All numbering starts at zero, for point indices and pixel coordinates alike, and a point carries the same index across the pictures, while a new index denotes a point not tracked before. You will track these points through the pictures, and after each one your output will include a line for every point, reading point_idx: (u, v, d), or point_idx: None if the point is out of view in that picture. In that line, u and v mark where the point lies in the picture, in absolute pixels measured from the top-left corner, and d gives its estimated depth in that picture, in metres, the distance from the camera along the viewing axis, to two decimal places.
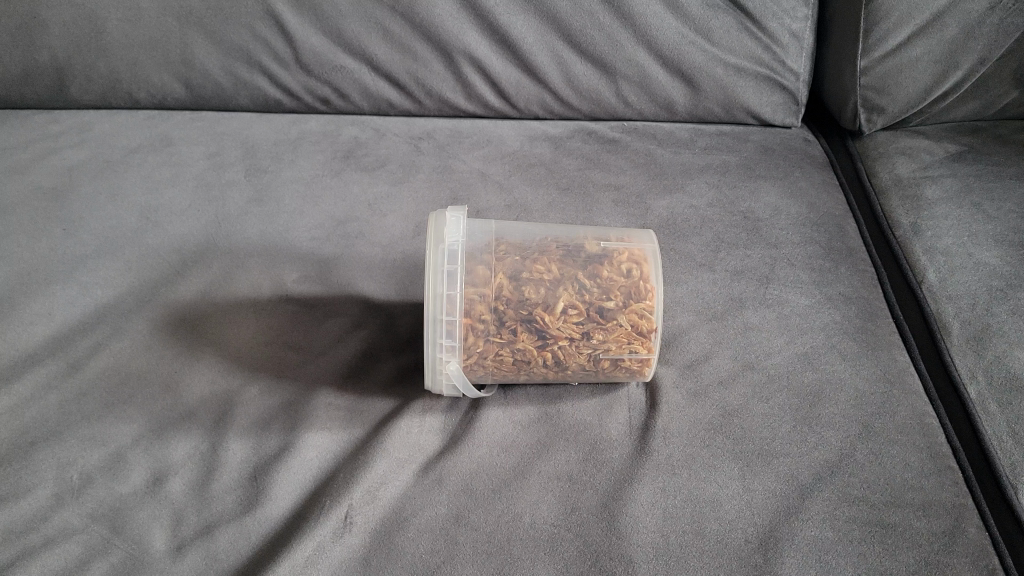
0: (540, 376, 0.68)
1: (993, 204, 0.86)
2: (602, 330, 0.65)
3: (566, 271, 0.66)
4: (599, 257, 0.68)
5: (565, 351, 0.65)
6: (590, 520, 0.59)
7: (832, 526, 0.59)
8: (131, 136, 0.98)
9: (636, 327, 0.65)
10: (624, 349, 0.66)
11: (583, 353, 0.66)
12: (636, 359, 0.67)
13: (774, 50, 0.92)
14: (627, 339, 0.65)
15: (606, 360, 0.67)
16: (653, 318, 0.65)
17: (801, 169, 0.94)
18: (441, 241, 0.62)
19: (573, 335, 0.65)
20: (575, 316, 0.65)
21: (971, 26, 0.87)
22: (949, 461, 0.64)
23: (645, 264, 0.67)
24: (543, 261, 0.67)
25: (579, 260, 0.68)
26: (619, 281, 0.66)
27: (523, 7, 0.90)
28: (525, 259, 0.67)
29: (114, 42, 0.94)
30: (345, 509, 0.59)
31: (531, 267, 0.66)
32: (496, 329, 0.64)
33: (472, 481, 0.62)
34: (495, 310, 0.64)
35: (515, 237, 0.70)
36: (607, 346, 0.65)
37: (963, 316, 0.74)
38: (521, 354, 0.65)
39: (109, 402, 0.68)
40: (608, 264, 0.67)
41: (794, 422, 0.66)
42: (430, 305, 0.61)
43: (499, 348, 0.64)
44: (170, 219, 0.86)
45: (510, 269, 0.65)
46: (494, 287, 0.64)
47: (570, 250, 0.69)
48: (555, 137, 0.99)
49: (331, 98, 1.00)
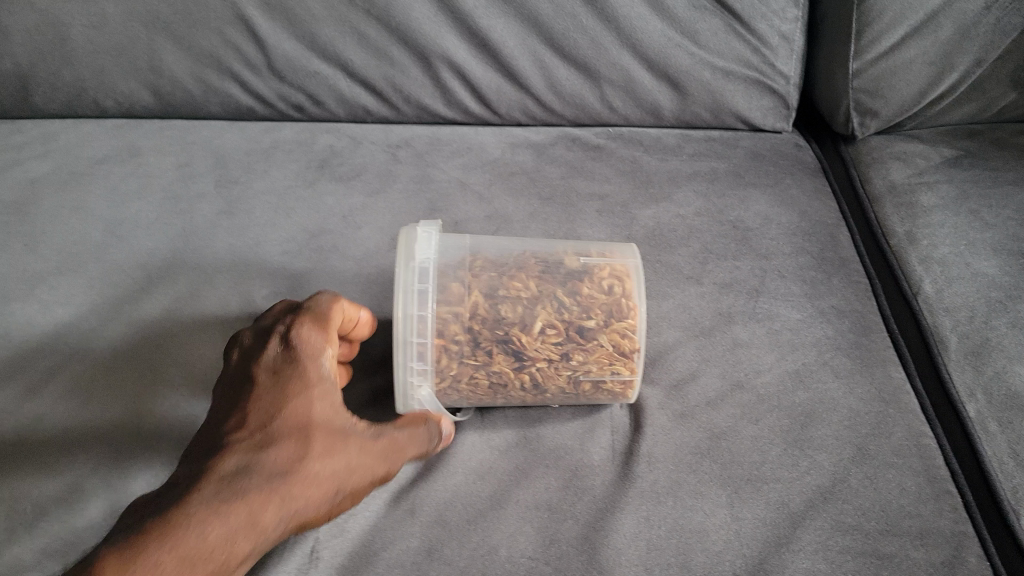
0: (518, 399, 0.65)
1: (991, 211, 0.83)
2: (583, 350, 0.62)
3: (545, 288, 0.64)
4: (579, 272, 0.66)
5: (544, 373, 0.62)
6: (571, 553, 0.57)
7: (826, 557, 0.56)
8: (98, 146, 0.95)
9: (618, 347, 0.62)
10: (606, 371, 0.63)
11: (563, 375, 0.63)
12: (619, 381, 0.63)
13: (762, 53, 0.89)
14: (609, 359, 0.63)
15: (587, 382, 0.63)
16: (636, 338, 0.63)
17: (793, 175, 0.91)
18: (411, 257, 0.59)
19: (552, 356, 0.62)
20: (553, 336, 0.62)
21: (967, 26, 0.84)
22: (948, 485, 0.60)
23: (627, 280, 0.65)
24: (521, 279, 0.65)
25: (559, 277, 0.66)
26: (600, 298, 0.64)
27: (503, 10, 0.87)
28: (501, 277, 0.64)
29: (79, 50, 0.90)
30: (311, 543, 0.57)
31: (507, 285, 0.64)
32: (471, 351, 0.61)
33: (445, 511, 0.59)
34: (470, 330, 0.61)
35: (492, 251, 0.68)
36: (588, 367, 0.63)
37: (961, 329, 0.71)
38: (497, 377, 0.62)
39: (66, 429, 0.64)
40: (589, 281, 0.65)
41: (784, 444, 0.63)
42: (400, 326, 0.57)
43: (474, 371, 0.61)
44: (137, 234, 0.83)
45: (485, 286, 0.63)
46: (470, 306, 0.62)
47: (549, 266, 0.66)
48: (538, 143, 0.96)
49: (306, 105, 0.96)
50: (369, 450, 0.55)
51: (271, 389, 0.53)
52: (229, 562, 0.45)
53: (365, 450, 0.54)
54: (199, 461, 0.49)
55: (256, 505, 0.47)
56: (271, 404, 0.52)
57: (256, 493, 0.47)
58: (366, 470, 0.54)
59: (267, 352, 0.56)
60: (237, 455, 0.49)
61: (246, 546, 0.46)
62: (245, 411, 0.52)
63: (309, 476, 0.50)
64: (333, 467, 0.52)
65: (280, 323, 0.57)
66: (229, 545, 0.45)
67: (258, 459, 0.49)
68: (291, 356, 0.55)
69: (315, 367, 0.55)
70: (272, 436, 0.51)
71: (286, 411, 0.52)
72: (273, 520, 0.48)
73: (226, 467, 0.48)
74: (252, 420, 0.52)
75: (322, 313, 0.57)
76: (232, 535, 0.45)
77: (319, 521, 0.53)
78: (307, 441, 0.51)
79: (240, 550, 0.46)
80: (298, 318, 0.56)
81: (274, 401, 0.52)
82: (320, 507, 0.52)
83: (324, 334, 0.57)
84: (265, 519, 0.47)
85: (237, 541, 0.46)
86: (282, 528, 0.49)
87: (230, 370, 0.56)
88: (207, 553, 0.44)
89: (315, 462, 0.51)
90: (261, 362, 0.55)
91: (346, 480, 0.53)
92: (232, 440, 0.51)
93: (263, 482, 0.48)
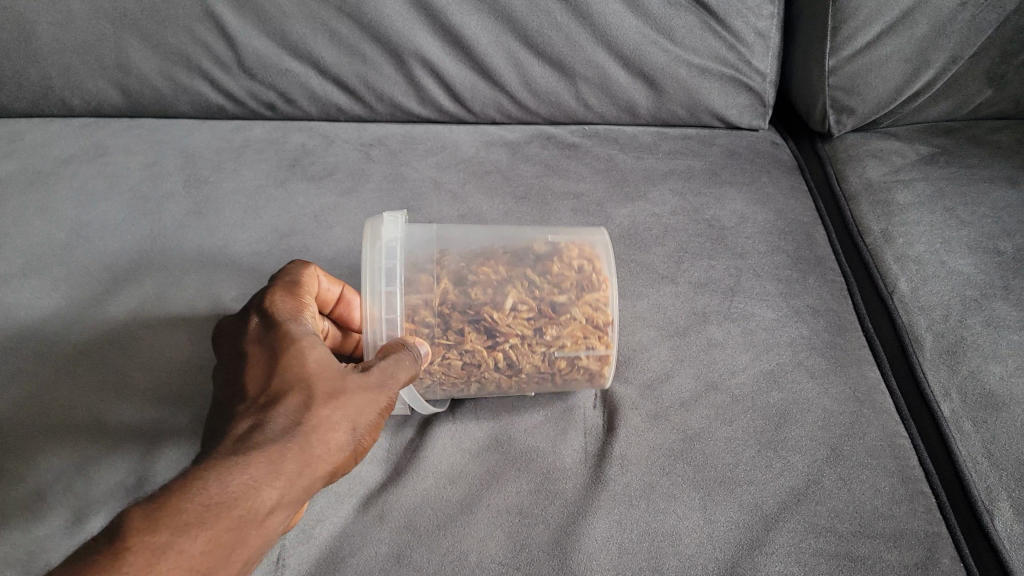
0: (493, 386, 0.63)
1: (966, 209, 0.83)
2: (556, 325, 0.62)
3: (513, 271, 0.64)
4: (548, 254, 0.66)
5: (517, 351, 0.62)
6: (542, 558, 0.56)
7: (799, 560, 0.55)
8: (65, 145, 0.93)
9: (591, 320, 0.63)
10: (580, 345, 0.62)
11: (537, 352, 0.62)
12: (595, 358, 0.63)
13: (738, 50, 0.88)
14: (583, 333, 0.62)
15: (562, 360, 0.63)
16: (609, 311, 0.63)
17: (769, 173, 0.91)
18: (378, 235, 0.58)
19: (525, 332, 0.61)
20: (525, 312, 0.62)
21: (942, 23, 0.84)
22: (922, 486, 0.60)
23: (597, 258, 0.65)
24: (488, 264, 0.64)
25: (528, 259, 0.66)
26: (570, 276, 0.64)
27: (476, 7, 0.86)
28: (469, 263, 0.64)
29: (45, 47, 0.89)
30: (277, 550, 0.56)
31: (476, 269, 0.63)
32: (441, 332, 0.60)
33: (415, 516, 0.58)
34: (439, 311, 0.60)
35: (460, 238, 0.67)
36: (562, 342, 0.62)
37: (936, 328, 0.71)
38: (470, 358, 0.61)
39: (27, 435, 0.63)
40: (558, 261, 0.65)
41: (759, 446, 0.63)
42: (370, 302, 0.57)
43: (446, 353, 0.60)
44: (104, 235, 0.81)
45: (454, 269, 0.63)
46: (439, 288, 0.61)
47: (517, 252, 0.67)
48: (513, 142, 0.95)
49: (278, 103, 0.95)
50: (377, 385, 0.51)
51: (263, 353, 0.52)
52: (258, 510, 0.43)
53: (370, 387, 0.51)
54: (210, 442, 0.47)
55: (275, 451, 0.45)
56: (266, 366, 0.51)
57: (271, 443, 0.45)
58: (377, 404, 0.51)
59: (251, 327, 0.54)
60: (245, 419, 0.47)
61: (275, 494, 0.44)
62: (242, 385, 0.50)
63: (321, 416, 0.48)
64: (342, 404, 0.49)
65: (254, 303, 0.56)
66: (253, 495, 0.43)
67: (268, 412, 0.47)
68: (274, 321, 0.53)
69: (298, 327, 0.53)
70: (277, 391, 0.49)
71: (283, 365, 0.50)
72: (296, 465, 0.45)
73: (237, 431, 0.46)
74: (251, 389, 0.50)
75: (291, 288, 0.58)
76: (252, 484, 0.43)
77: (346, 469, 0.50)
78: (308, 385, 0.49)
79: (265, 497, 0.43)
80: (270, 293, 0.56)
81: (267, 362, 0.51)
82: (342, 448, 0.48)
83: (297, 303, 0.56)
84: (286, 465, 0.45)
85: (260, 489, 0.43)
86: (309, 472, 0.46)
87: (222, 362, 0.55)
88: (228, 505, 0.41)
89: (323, 403, 0.48)
90: (247, 339, 0.54)
91: (359, 416, 0.50)
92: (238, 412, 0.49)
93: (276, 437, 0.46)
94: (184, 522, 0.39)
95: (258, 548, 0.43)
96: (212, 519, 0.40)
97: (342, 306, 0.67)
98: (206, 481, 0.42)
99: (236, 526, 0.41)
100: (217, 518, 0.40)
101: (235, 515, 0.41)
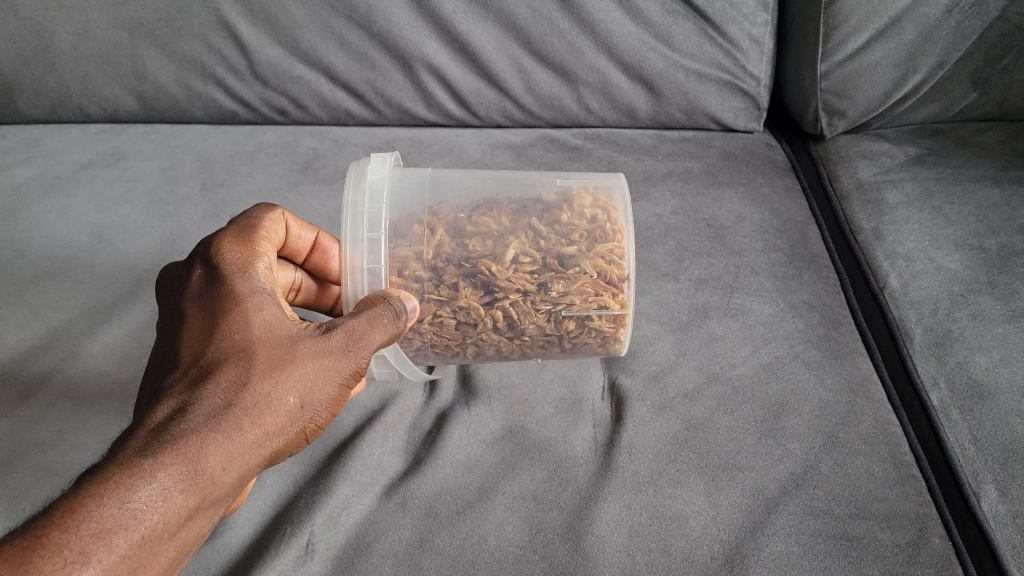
0: (494, 342, 0.66)
1: (953, 208, 0.86)
2: (563, 279, 0.64)
3: (519, 221, 0.66)
4: (557, 205, 0.68)
5: (518, 309, 0.64)
6: (556, 541, 0.59)
7: (799, 540, 0.59)
8: (82, 151, 0.96)
9: (604, 274, 0.64)
10: (591, 302, 0.64)
11: (542, 310, 0.64)
12: (608, 317, 0.65)
13: (734, 56, 0.92)
14: (593, 288, 0.64)
15: (570, 319, 0.65)
16: (624, 266, 0.65)
17: (764, 174, 0.94)
18: (361, 180, 0.61)
19: (528, 287, 0.63)
20: (529, 266, 0.64)
21: (928, 29, 0.87)
22: (913, 470, 0.64)
23: (611, 210, 0.67)
24: (491, 215, 0.66)
25: (535, 210, 0.67)
26: (580, 226, 0.66)
27: (482, 15, 0.89)
28: (471, 214, 0.66)
29: (63, 56, 0.91)
30: (306, 536, 0.59)
31: (477, 220, 0.65)
32: (434, 286, 0.62)
33: (436, 503, 0.62)
34: (433, 264, 0.62)
35: (464, 184, 0.69)
36: (570, 299, 0.64)
37: (925, 322, 0.75)
38: (464, 314, 0.63)
39: (62, 429, 0.66)
40: (567, 211, 0.67)
41: (759, 434, 0.66)
42: (350, 250, 0.59)
43: (438, 308, 0.63)
44: (125, 238, 0.84)
45: (453, 223, 0.64)
46: (434, 241, 0.63)
47: (526, 202, 0.68)
48: (517, 145, 0.98)
49: (289, 108, 0.98)
50: (327, 355, 0.50)
51: (205, 312, 0.50)
52: (169, 520, 0.41)
53: (319, 358, 0.49)
54: (134, 416, 0.46)
55: (196, 448, 0.43)
56: (206, 328, 0.49)
57: (192, 433, 0.44)
58: (326, 376, 0.50)
59: (197, 277, 0.53)
60: (174, 396, 0.46)
61: (189, 499, 0.42)
62: (180, 345, 0.49)
63: (254, 399, 0.46)
64: (280, 383, 0.48)
65: (203, 248, 0.54)
66: (164, 506, 0.41)
67: (197, 394, 0.46)
68: (221, 273, 0.51)
69: (247, 282, 0.51)
70: (210, 364, 0.47)
71: (224, 332, 0.48)
72: (219, 460, 0.44)
73: (162, 413, 0.45)
74: (187, 353, 0.48)
75: (247, 234, 0.56)
76: (164, 493, 0.41)
77: (289, 442, 0.49)
78: (248, 359, 0.47)
79: (178, 502, 0.42)
80: (221, 239, 0.54)
81: (208, 324, 0.49)
82: (277, 428, 0.48)
83: (251, 250, 0.54)
84: (208, 461, 0.43)
85: (174, 498, 0.42)
86: (235, 464, 0.45)
87: (165, 309, 0.53)
88: (132, 522, 0.40)
89: (258, 383, 0.47)
90: (190, 291, 0.52)
91: (301, 391, 0.49)
92: (169, 383, 0.47)
93: (200, 424, 0.44)
94: (76, 555, 0.38)
95: (171, 554, 0.42)
96: (109, 544, 0.39)
97: (317, 254, 0.71)
98: (108, 494, 0.40)
99: (140, 544, 0.40)
100: (117, 541, 0.39)
101: (139, 535, 0.40)
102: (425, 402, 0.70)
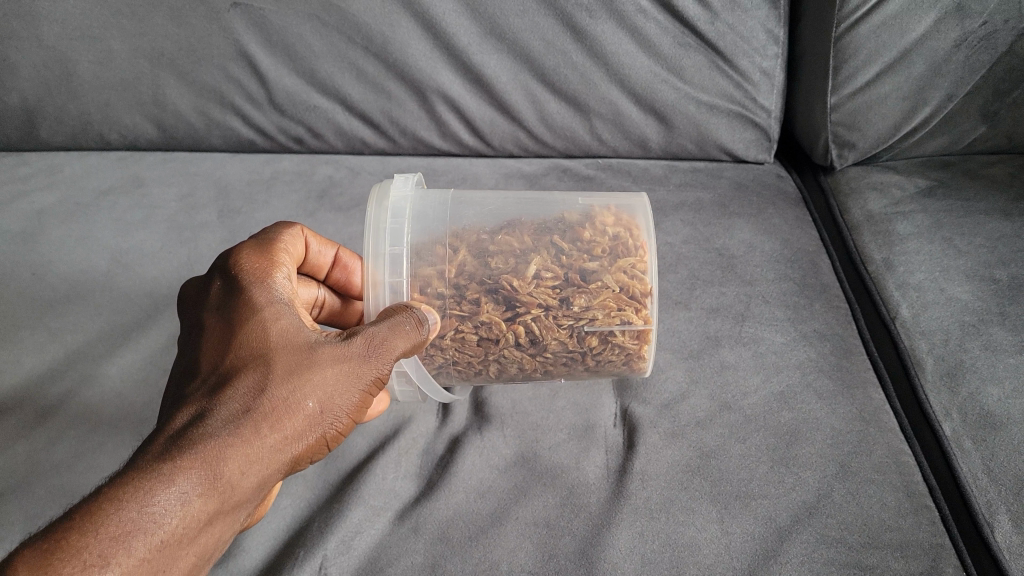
0: (517, 358, 0.66)
1: (964, 239, 0.87)
2: (586, 293, 0.64)
3: (542, 240, 0.67)
4: (579, 223, 0.69)
5: (541, 324, 0.64)
6: (569, 566, 0.59)
7: (812, 569, 0.59)
8: (102, 178, 0.98)
9: (627, 290, 0.65)
10: (615, 319, 0.64)
11: (564, 326, 0.64)
12: (631, 334, 0.65)
13: (745, 88, 0.93)
14: (617, 304, 0.64)
15: (593, 336, 0.65)
16: (646, 281, 0.65)
17: (776, 205, 0.95)
18: (384, 199, 0.62)
19: (549, 302, 0.64)
20: (550, 281, 0.64)
21: (938, 63, 0.88)
22: (926, 500, 0.64)
23: (634, 229, 0.68)
24: (514, 235, 0.67)
25: (558, 229, 0.68)
26: (603, 242, 0.67)
27: (497, 47, 0.91)
28: (493, 234, 0.67)
29: (86, 85, 0.94)
30: (319, 560, 0.59)
31: (499, 240, 0.66)
32: (456, 302, 0.63)
33: (449, 528, 0.62)
34: (455, 282, 0.63)
35: (487, 206, 0.70)
36: (593, 314, 0.64)
37: (937, 352, 0.75)
38: (486, 330, 0.64)
39: (79, 451, 0.66)
40: (589, 229, 0.68)
41: (771, 462, 0.66)
42: (373, 265, 0.60)
43: (460, 324, 0.64)
44: (143, 263, 0.86)
45: (475, 243, 0.65)
46: (457, 261, 0.64)
47: (548, 222, 0.69)
48: (530, 174, 0.99)
49: (305, 137, 0.99)
50: (347, 361, 0.50)
51: (223, 321, 0.51)
52: (188, 525, 0.42)
53: (338, 363, 0.50)
54: (156, 424, 0.46)
55: (214, 452, 0.44)
56: (225, 338, 0.50)
57: (212, 437, 0.44)
58: (346, 381, 0.50)
59: (216, 289, 0.54)
60: (192, 404, 0.46)
61: (208, 503, 0.43)
62: (201, 357, 0.50)
63: (272, 404, 0.47)
64: (299, 389, 0.48)
65: (222, 261, 0.55)
66: (183, 510, 0.41)
67: (216, 401, 0.46)
68: (239, 284, 0.52)
69: (265, 291, 0.52)
70: (229, 372, 0.48)
71: (242, 340, 0.49)
72: (238, 464, 0.44)
73: (182, 419, 0.45)
74: (208, 363, 0.49)
75: (264, 247, 0.57)
76: (184, 498, 0.42)
77: (309, 449, 0.50)
78: (266, 365, 0.48)
79: (200, 504, 0.42)
80: (240, 252, 0.55)
81: (226, 334, 0.50)
82: (297, 434, 0.48)
83: (269, 262, 0.55)
84: (228, 465, 0.44)
85: (193, 502, 0.42)
86: (254, 469, 0.45)
87: (186, 323, 0.54)
88: (152, 526, 0.40)
89: (277, 388, 0.47)
90: (210, 302, 0.53)
91: (321, 396, 0.49)
92: (190, 392, 0.48)
93: (219, 428, 0.45)
94: (96, 557, 0.38)
95: (190, 559, 0.43)
96: (129, 547, 0.39)
97: (338, 269, 0.71)
98: (128, 497, 0.40)
99: (160, 548, 0.40)
100: (137, 545, 0.39)
101: (159, 538, 0.40)
102: (439, 426, 0.71)
